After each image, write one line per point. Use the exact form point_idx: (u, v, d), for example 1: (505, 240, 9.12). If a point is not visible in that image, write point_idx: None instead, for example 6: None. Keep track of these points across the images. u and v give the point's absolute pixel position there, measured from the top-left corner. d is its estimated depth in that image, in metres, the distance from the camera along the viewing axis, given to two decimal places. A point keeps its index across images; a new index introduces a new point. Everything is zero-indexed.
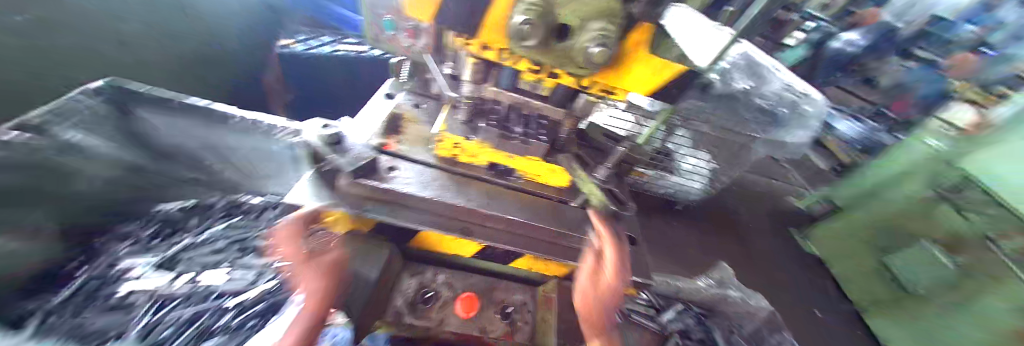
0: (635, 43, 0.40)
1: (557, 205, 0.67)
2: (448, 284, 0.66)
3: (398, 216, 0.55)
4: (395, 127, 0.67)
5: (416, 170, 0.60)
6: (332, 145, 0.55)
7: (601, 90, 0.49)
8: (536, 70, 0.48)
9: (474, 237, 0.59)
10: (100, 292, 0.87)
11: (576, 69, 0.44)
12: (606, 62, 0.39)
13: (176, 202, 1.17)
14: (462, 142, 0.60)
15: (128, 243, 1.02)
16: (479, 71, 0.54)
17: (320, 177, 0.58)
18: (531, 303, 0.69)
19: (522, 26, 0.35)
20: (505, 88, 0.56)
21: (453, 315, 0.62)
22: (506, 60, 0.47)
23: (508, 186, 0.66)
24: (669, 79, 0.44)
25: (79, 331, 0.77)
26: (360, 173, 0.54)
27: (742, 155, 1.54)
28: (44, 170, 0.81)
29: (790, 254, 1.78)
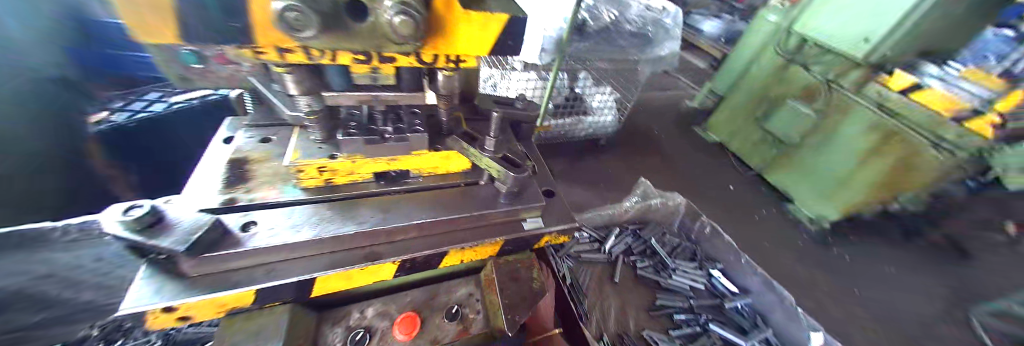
0: (446, 2, 0.36)
1: (465, 190, 0.63)
2: (381, 314, 0.59)
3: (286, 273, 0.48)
4: (241, 175, 0.55)
5: (284, 215, 0.50)
6: (146, 228, 0.42)
7: (445, 62, 0.45)
8: (362, 59, 0.41)
9: (385, 258, 0.53)
10: None
11: (399, 47, 0.38)
12: (419, 32, 0.35)
13: None
14: (328, 164, 0.51)
15: None
16: (304, 82, 0.43)
17: (155, 268, 0.46)
18: (477, 292, 0.66)
19: (288, 12, 0.30)
20: (341, 89, 0.47)
21: (396, 342, 0.56)
22: (320, 58, 0.39)
23: (405, 191, 0.59)
24: (498, 33, 0.41)
25: None
26: (199, 248, 0.43)
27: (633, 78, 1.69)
28: None
29: (697, 148, 2.02)
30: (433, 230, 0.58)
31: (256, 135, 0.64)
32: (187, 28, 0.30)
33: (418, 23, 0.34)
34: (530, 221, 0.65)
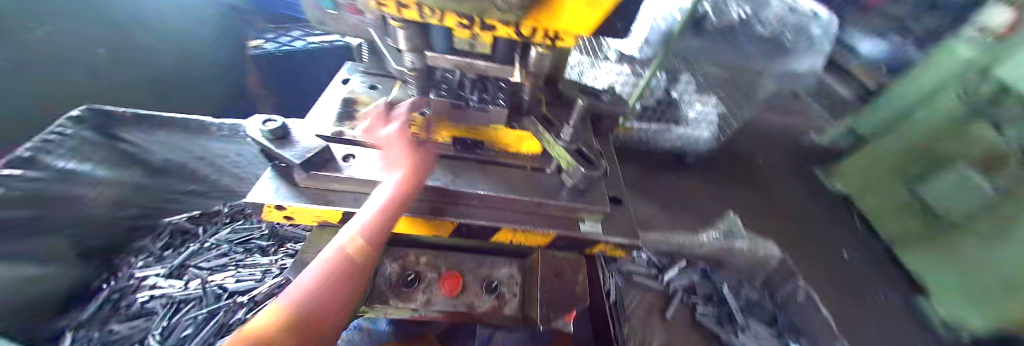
0: None
1: (531, 173, 0.64)
2: (431, 265, 0.64)
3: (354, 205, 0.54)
4: (350, 112, 0.64)
5: (374, 155, 0.57)
6: (278, 139, 0.52)
7: (546, 36, 0.43)
8: (465, 24, 0.42)
9: (445, 216, 0.56)
10: (120, 301, 0.90)
11: (503, 15, 0.37)
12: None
13: (183, 213, 1.19)
14: (416, 118, 0.58)
15: (142, 256, 1.07)
16: (412, 38, 0.47)
17: (279, 174, 0.56)
18: (520, 275, 0.66)
19: None
20: (443, 52, 0.50)
21: (438, 295, 0.60)
22: (429, 18, 0.41)
23: (477, 161, 0.63)
24: (608, 13, 0.37)
25: (107, 339, 0.82)
26: (310, 166, 0.51)
27: (752, 91, 1.44)
28: (44, 200, 0.87)
29: (810, 194, 1.71)
30: (491, 203, 0.59)
31: (367, 81, 0.73)
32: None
33: None
34: (587, 223, 0.62)
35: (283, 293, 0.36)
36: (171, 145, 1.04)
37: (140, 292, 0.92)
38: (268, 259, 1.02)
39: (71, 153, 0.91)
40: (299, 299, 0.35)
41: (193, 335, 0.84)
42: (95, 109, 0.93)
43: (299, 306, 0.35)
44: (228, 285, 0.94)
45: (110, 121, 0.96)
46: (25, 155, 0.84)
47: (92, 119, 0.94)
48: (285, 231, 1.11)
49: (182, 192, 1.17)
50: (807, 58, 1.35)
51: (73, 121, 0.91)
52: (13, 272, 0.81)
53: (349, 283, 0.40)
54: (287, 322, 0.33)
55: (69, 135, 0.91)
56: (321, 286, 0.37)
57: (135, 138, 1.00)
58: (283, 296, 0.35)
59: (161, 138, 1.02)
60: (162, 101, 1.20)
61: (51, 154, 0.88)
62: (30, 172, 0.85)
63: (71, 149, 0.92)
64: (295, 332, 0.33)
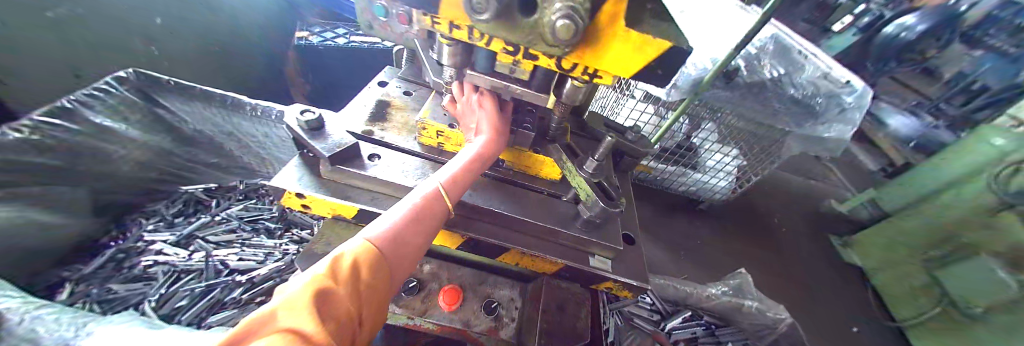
0: (611, 16, 0.35)
1: (547, 198, 0.64)
2: (434, 275, 0.64)
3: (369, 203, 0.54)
4: (382, 114, 0.66)
5: (398, 159, 0.59)
6: (312, 130, 0.54)
7: (585, 72, 0.44)
8: (510, 50, 0.44)
9: (456, 229, 0.57)
10: (125, 261, 0.92)
11: (548, 48, 0.39)
12: (577, 39, 0.35)
13: (200, 185, 1.23)
14: (446, 131, 0.59)
15: (153, 220, 1.09)
16: (455, 55, 0.49)
17: (305, 161, 0.59)
18: (519, 299, 0.65)
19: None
20: (482, 71, 0.51)
21: (436, 307, 0.60)
22: (477, 40, 0.44)
23: (496, 178, 0.64)
24: (652, 59, 0.38)
25: (103, 298, 0.83)
26: (338, 160, 0.53)
27: (776, 151, 1.43)
28: (77, 152, 0.92)
29: (824, 261, 1.66)
30: (503, 223, 0.59)
31: (403, 87, 0.76)
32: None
33: (580, 30, 0.34)
34: (597, 258, 0.61)
35: (375, 223, 0.37)
36: (204, 116, 1.11)
37: (145, 255, 0.93)
38: (273, 242, 1.03)
39: (109, 110, 0.96)
40: (390, 236, 0.36)
41: (187, 307, 0.85)
42: (140, 73, 1.00)
43: (386, 244, 0.36)
44: (230, 262, 0.95)
45: (150, 85, 1.02)
46: (64, 105, 0.89)
47: (134, 81, 1.00)
48: (295, 217, 1.12)
49: (203, 164, 1.21)
50: (837, 123, 1.27)
51: (116, 80, 0.97)
52: (34, 217, 0.83)
53: (431, 228, 0.41)
54: (379, 258, 0.35)
55: (111, 93, 0.96)
56: (414, 226, 0.39)
57: (172, 104, 1.06)
58: (374, 227, 0.36)
59: (201, 111, 1.10)
60: (203, 75, 1.26)
61: (91, 109, 0.93)
62: (68, 123, 0.90)
63: (110, 107, 0.96)
64: (383, 268, 0.35)
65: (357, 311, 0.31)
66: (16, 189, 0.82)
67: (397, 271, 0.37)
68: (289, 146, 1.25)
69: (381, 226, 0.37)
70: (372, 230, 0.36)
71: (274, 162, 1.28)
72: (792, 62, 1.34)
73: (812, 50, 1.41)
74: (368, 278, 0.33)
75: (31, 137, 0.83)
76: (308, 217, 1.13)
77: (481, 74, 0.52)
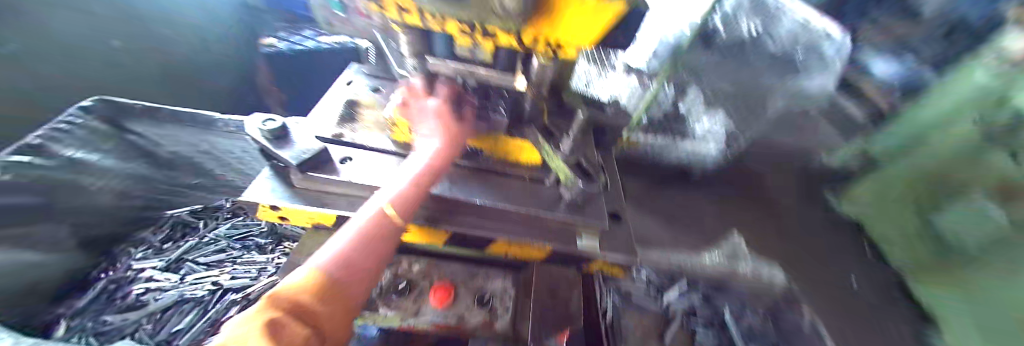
0: None
1: (529, 183, 0.63)
2: (424, 274, 0.63)
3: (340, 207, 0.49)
4: (351, 114, 0.65)
5: (370, 158, 0.57)
6: (276, 138, 0.52)
7: (547, 47, 0.42)
8: (467, 31, 0.41)
9: (439, 226, 0.55)
10: (116, 292, 0.91)
11: (502, 23, 0.36)
12: (528, 9, 0.33)
13: (186, 207, 1.21)
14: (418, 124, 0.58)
15: (142, 248, 1.06)
16: (413, 44, 0.48)
17: (279, 171, 0.57)
18: (514, 289, 0.64)
19: None
20: (442, 56, 0.51)
21: (428, 305, 0.59)
22: (431, 23, 0.41)
23: (473, 168, 0.63)
24: (610, 26, 0.36)
25: (97, 331, 0.81)
26: (308, 166, 0.51)
27: (760, 111, 1.40)
28: (50, 187, 0.90)
29: (819, 220, 1.69)
30: (488, 214, 0.58)
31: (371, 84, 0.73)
32: None
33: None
34: (586, 240, 0.59)
35: (328, 246, 0.36)
36: (177, 138, 1.13)
37: (136, 284, 0.92)
38: (265, 257, 1.03)
39: (79, 143, 0.96)
40: (338, 260, 0.35)
41: (185, 330, 0.84)
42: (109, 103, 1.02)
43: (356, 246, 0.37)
44: (223, 281, 0.95)
45: (121, 113, 1.04)
46: (31, 142, 0.88)
47: (102, 110, 1.01)
48: (284, 230, 1.11)
49: (186, 185, 1.21)
50: (819, 71, 1.32)
51: (83, 110, 0.97)
52: (21, 258, 0.82)
53: (383, 251, 0.40)
54: (360, 249, 0.37)
55: (80, 123, 0.97)
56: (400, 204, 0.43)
57: (144, 130, 1.07)
58: (323, 254, 0.35)
59: (173, 132, 1.12)
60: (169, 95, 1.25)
61: (61, 143, 0.92)
62: (38, 160, 0.88)
63: (80, 139, 0.97)
64: (334, 296, 0.32)
65: (333, 293, 0.32)
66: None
67: (354, 295, 0.35)
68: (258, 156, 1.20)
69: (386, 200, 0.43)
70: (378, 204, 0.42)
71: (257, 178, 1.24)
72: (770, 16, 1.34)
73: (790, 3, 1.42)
74: (320, 306, 0.31)
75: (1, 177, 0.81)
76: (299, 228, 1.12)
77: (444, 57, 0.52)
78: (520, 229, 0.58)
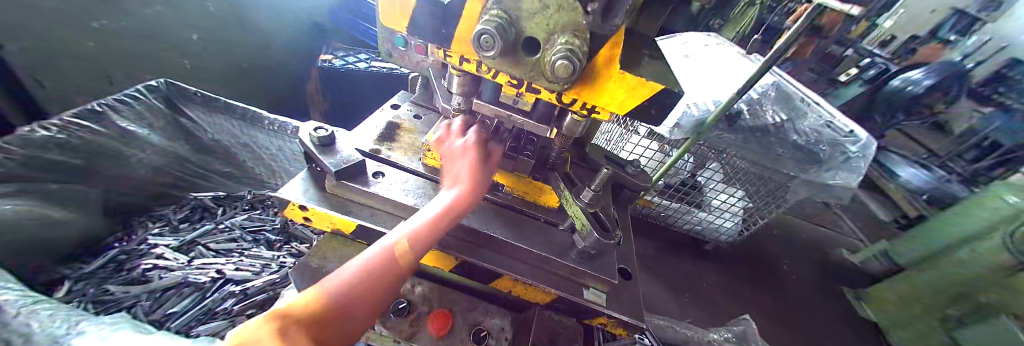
0: (608, 56, 0.38)
1: (543, 226, 0.64)
2: (425, 298, 0.63)
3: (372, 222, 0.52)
4: (391, 134, 0.70)
5: (400, 177, 0.61)
6: (322, 146, 0.57)
7: (583, 108, 0.46)
8: (514, 83, 0.47)
9: (450, 251, 0.57)
10: (125, 264, 0.94)
11: (548, 84, 0.42)
12: (574, 77, 0.37)
13: (209, 193, 1.24)
14: None
15: (159, 224, 1.10)
16: (464, 85, 0.53)
17: (312, 175, 0.61)
18: (510, 329, 0.63)
19: (483, 36, 0.35)
20: (487, 101, 0.55)
21: (424, 331, 0.58)
22: (484, 73, 0.47)
23: (492, 203, 0.65)
24: (646, 99, 0.40)
25: (97, 298, 0.84)
26: (344, 175, 0.56)
27: (781, 195, 1.39)
28: (95, 151, 0.95)
29: (837, 316, 1.56)
30: (499, 248, 0.59)
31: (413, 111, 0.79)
32: (411, 29, 0.41)
33: (577, 69, 0.36)
34: (592, 292, 0.59)
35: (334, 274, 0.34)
36: (224, 128, 1.20)
37: (146, 258, 0.95)
38: (271, 254, 1.04)
39: (135, 116, 1.03)
40: (346, 283, 0.33)
41: (178, 314, 0.85)
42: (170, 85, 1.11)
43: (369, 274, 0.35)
44: (226, 270, 0.96)
45: (179, 96, 1.13)
46: (95, 108, 0.96)
47: (163, 91, 1.10)
48: (295, 230, 1.14)
49: (217, 173, 1.23)
50: (842, 170, 1.25)
51: (146, 89, 1.07)
52: (46, 213, 0.85)
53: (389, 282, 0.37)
54: (370, 280, 0.35)
55: (141, 100, 1.05)
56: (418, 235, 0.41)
57: (194, 114, 1.15)
58: (330, 278, 0.33)
59: (220, 122, 1.19)
60: None
61: (119, 113, 1.00)
62: (93, 125, 0.95)
63: (136, 113, 1.04)
64: (329, 324, 0.31)
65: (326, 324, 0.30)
66: (30, 187, 0.85)
67: (349, 328, 0.33)
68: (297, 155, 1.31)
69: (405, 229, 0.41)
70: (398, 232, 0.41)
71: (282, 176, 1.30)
72: (794, 108, 1.42)
73: (816, 98, 1.49)
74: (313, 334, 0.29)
75: (57, 135, 0.90)
76: (309, 231, 1.15)
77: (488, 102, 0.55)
78: (527, 270, 0.58)
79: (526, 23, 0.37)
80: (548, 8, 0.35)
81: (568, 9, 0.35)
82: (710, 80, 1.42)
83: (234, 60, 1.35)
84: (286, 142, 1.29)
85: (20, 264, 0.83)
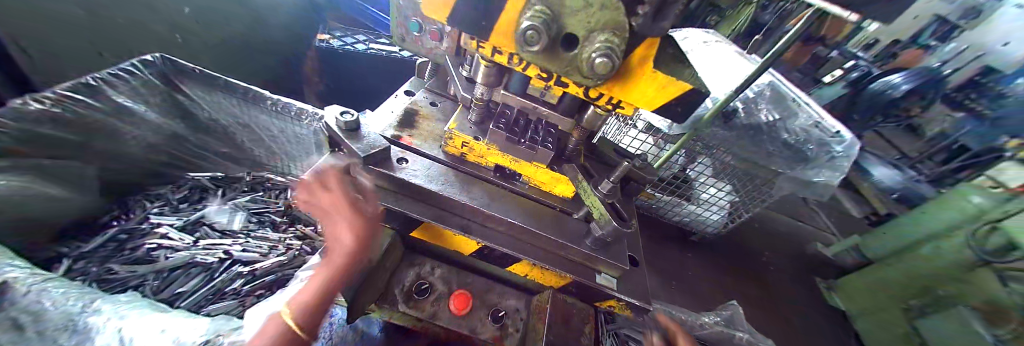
0: (644, 53, 0.40)
1: (559, 215, 0.68)
2: (444, 280, 0.66)
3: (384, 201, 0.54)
4: (410, 122, 0.71)
5: (423, 164, 0.62)
6: (349, 131, 0.58)
7: (609, 102, 0.49)
8: (543, 76, 0.49)
9: (472, 236, 0.59)
10: (126, 244, 0.94)
11: (583, 79, 0.44)
12: (611, 73, 0.40)
13: (206, 173, 1.24)
14: (471, 142, 0.63)
15: (159, 203, 1.08)
16: (490, 76, 0.55)
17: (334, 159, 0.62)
18: (525, 310, 0.67)
19: (527, 31, 0.37)
20: (514, 93, 0.58)
21: (446, 310, 0.62)
22: (515, 65, 0.49)
23: (511, 191, 0.67)
24: (675, 96, 0.43)
25: (102, 277, 0.84)
26: (371, 160, 0.56)
27: (767, 191, 1.48)
28: (91, 127, 0.90)
29: (810, 303, 1.68)
30: (518, 235, 0.62)
31: (428, 98, 0.80)
32: (452, 20, 0.42)
33: (615, 67, 0.38)
34: (603, 277, 0.64)
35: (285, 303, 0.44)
36: (223, 107, 1.10)
37: (150, 238, 0.95)
38: (278, 236, 1.05)
39: (131, 92, 0.95)
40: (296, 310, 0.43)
41: (188, 294, 0.85)
42: (167, 59, 0.99)
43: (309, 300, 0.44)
44: (234, 251, 0.96)
45: (176, 72, 1.01)
46: (89, 82, 0.87)
47: (160, 66, 0.99)
48: (299, 213, 1.15)
49: (214, 153, 1.22)
50: (825, 168, 1.34)
51: (142, 63, 0.95)
52: (42, 191, 0.82)
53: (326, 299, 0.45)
54: (308, 302, 0.43)
55: (136, 75, 0.95)
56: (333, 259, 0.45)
57: (193, 93, 1.05)
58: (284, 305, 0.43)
59: (219, 101, 1.09)
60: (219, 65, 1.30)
61: (114, 88, 0.91)
62: (89, 99, 0.87)
63: (133, 89, 0.95)
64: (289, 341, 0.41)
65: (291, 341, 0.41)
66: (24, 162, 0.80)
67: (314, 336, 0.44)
68: (303, 144, 1.22)
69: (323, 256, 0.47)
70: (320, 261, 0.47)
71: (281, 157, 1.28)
72: (785, 106, 1.47)
73: (807, 99, 1.55)
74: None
75: (52, 109, 0.81)
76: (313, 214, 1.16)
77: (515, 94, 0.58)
78: (546, 256, 0.62)
79: (567, 19, 0.38)
80: (591, 6, 0.37)
81: (611, 8, 0.36)
82: (711, 76, 1.47)
83: (234, 36, 1.27)
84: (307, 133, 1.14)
85: (14, 241, 0.80)
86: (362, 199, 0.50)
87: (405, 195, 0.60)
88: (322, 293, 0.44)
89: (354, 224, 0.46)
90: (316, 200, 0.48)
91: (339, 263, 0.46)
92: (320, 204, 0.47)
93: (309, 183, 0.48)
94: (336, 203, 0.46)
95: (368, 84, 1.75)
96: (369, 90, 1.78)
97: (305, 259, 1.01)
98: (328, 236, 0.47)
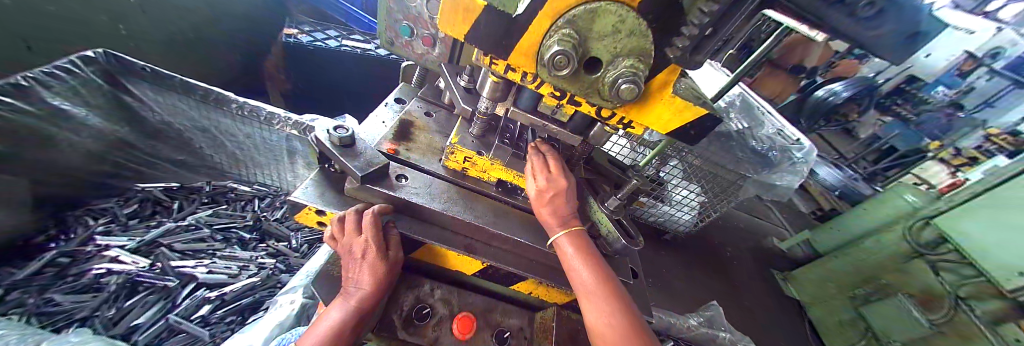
0: (664, 80, 0.41)
1: None
2: (444, 301, 0.63)
3: (402, 229, 0.54)
4: (405, 133, 0.66)
5: (423, 181, 0.59)
6: (343, 147, 0.53)
7: (620, 122, 0.49)
8: (557, 95, 0.48)
9: (478, 255, 0.56)
10: (68, 269, 0.83)
11: (602, 101, 0.44)
12: (633, 97, 0.40)
13: (159, 184, 1.13)
14: (474, 157, 0.60)
15: (103, 221, 0.97)
16: (496, 91, 0.53)
17: (324, 177, 0.56)
18: (528, 329, 0.65)
19: (556, 55, 0.36)
20: (524, 109, 0.56)
21: (449, 335, 0.58)
22: (528, 83, 0.47)
23: (514, 206, 0.65)
24: (689, 122, 0.44)
25: (42, 311, 0.74)
26: (368, 179, 0.51)
27: (734, 193, 1.52)
28: (21, 133, 0.77)
29: (772, 295, 1.81)
30: (523, 252, 0.61)
31: (419, 107, 0.76)
32: (472, 37, 0.41)
33: (638, 92, 0.39)
34: None
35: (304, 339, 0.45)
36: (179, 109, 0.98)
37: (98, 262, 0.84)
38: (248, 254, 0.96)
39: (69, 93, 0.82)
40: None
41: (146, 326, 0.76)
42: (110, 55, 0.87)
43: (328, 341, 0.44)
44: (198, 274, 0.87)
45: (122, 70, 0.89)
46: (18, 82, 0.73)
47: (102, 64, 0.86)
48: (270, 227, 1.06)
49: (167, 160, 1.09)
50: (787, 173, 1.48)
51: (82, 60, 0.82)
52: None
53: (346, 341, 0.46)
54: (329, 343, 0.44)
55: (75, 74, 0.82)
56: (358, 302, 0.47)
57: (142, 93, 0.93)
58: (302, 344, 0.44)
59: (175, 103, 0.97)
60: (171, 62, 1.16)
61: (49, 89, 0.78)
62: (18, 103, 0.74)
63: (70, 89, 0.82)
64: None
65: None
66: None
67: None
68: (273, 152, 1.11)
69: (346, 297, 0.48)
70: (342, 300, 0.48)
71: (247, 165, 1.17)
72: (753, 116, 1.57)
73: (770, 107, 1.66)
74: None
75: None
76: (285, 228, 1.07)
77: (525, 110, 0.56)
78: (553, 275, 0.60)
79: (593, 43, 0.37)
80: (619, 32, 0.36)
81: (638, 35, 0.36)
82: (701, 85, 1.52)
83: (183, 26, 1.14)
84: (283, 141, 1.04)
85: None
86: (387, 247, 0.50)
87: (405, 214, 0.57)
88: (341, 335, 0.45)
89: (379, 271, 0.48)
90: (348, 243, 0.48)
91: (363, 306, 0.47)
92: (348, 246, 0.47)
93: (339, 227, 0.49)
94: (361, 253, 0.47)
95: (347, 85, 1.62)
96: (348, 91, 1.65)
97: (280, 279, 0.93)
98: (352, 276, 0.48)
